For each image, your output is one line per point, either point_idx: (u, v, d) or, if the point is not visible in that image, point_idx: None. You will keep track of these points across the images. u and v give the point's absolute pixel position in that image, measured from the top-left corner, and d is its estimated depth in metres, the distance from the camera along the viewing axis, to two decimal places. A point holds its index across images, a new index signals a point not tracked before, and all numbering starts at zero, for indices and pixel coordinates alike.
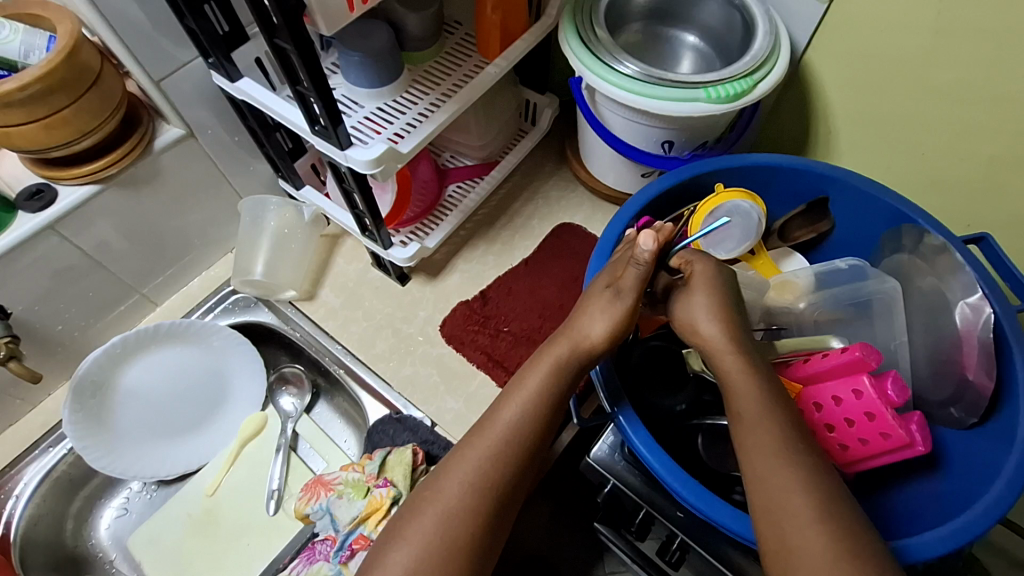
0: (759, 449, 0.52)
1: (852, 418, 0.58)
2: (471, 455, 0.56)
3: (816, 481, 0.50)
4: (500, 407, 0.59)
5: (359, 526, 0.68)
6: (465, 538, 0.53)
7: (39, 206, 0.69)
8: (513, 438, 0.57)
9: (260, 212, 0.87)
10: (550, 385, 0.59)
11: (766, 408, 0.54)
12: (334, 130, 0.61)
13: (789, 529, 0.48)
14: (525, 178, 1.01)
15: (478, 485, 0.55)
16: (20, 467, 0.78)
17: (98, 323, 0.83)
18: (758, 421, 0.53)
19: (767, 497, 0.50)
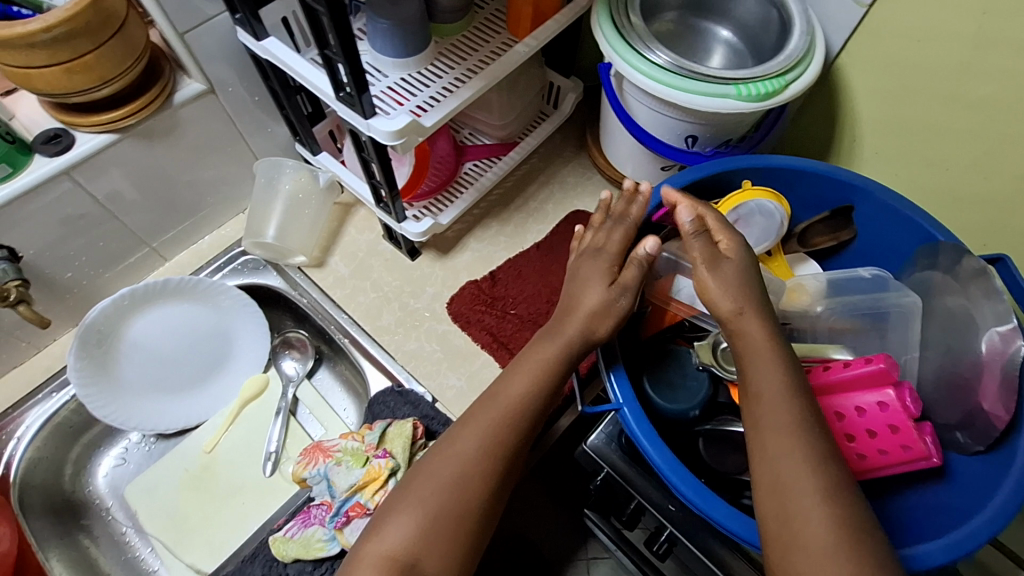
0: (776, 440, 0.51)
1: (875, 429, 0.59)
2: (482, 421, 0.57)
3: (833, 472, 0.49)
4: (511, 377, 0.60)
5: (354, 492, 0.68)
6: (472, 503, 0.54)
7: (56, 150, 0.69)
8: (523, 406, 0.58)
9: (275, 174, 0.87)
10: (563, 357, 0.60)
11: (782, 389, 0.53)
12: (359, 99, 0.60)
13: (796, 525, 0.48)
14: (543, 162, 1.00)
15: (489, 449, 0.56)
16: (23, 409, 0.79)
17: (107, 272, 0.83)
18: (769, 398, 0.53)
19: (773, 486, 0.50)
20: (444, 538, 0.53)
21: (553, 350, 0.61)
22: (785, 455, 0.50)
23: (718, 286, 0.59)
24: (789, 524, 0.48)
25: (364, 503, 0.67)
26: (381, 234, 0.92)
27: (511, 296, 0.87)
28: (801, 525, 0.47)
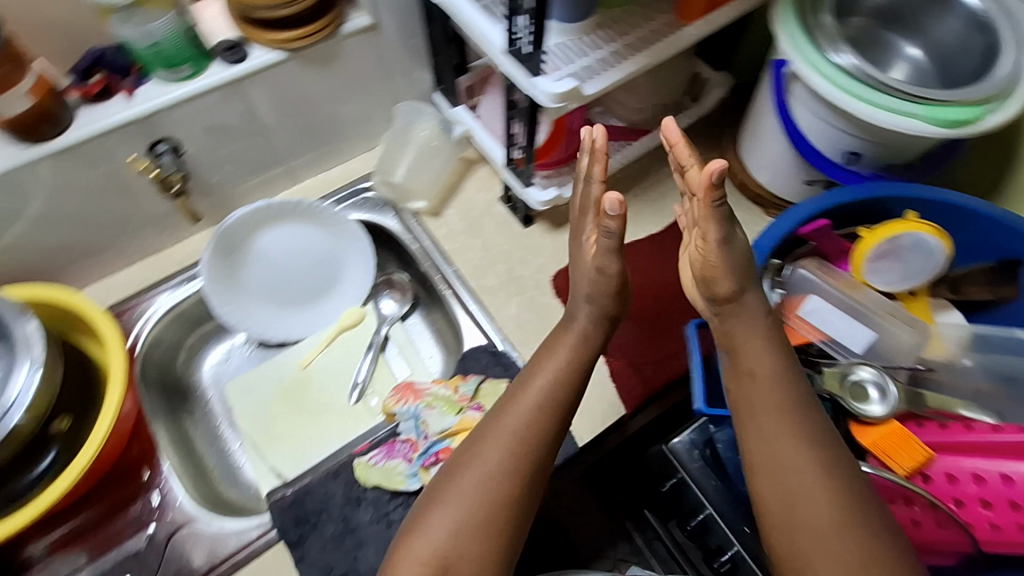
0: (771, 423, 0.52)
1: (1016, 501, 0.58)
2: (511, 421, 0.59)
3: (831, 460, 0.50)
4: (532, 380, 0.62)
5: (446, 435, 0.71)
6: (504, 500, 0.55)
7: (234, 59, 0.72)
8: (547, 406, 0.60)
9: (413, 119, 0.90)
10: (578, 364, 0.63)
11: (782, 380, 0.54)
12: (534, 57, 0.60)
13: (805, 515, 0.48)
14: (671, 154, 0.97)
15: (521, 442, 0.57)
16: (153, 293, 0.84)
17: (246, 184, 0.88)
18: (756, 382, 0.54)
19: (766, 460, 0.51)
20: (487, 532, 0.54)
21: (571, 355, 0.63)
22: (788, 442, 0.51)
23: (722, 266, 0.55)
24: (797, 516, 0.49)
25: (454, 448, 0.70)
26: (498, 196, 0.93)
27: None
28: (803, 508, 0.49)
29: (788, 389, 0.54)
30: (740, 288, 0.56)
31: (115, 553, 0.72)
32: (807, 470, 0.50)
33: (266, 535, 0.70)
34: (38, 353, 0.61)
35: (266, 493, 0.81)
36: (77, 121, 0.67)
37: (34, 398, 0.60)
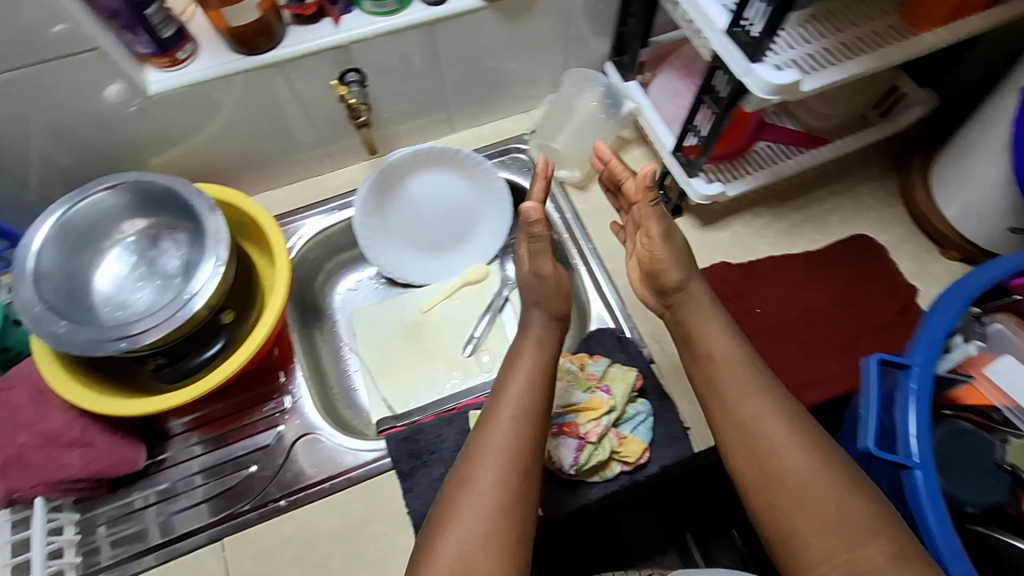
0: (745, 400, 0.59)
1: None
2: (498, 436, 0.58)
3: (802, 426, 0.57)
4: (517, 373, 0.63)
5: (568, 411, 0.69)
6: (515, 507, 0.55)
7: (435, 0, 0.72)
8: (540, 394, 0.62)
9: (582, 87, 0.88)
10: (545, 356, 0.65)
11: (742, 361, 0.62)
12: (761, 41, 0.56)
13: (787, 478, 0.54)
14: (843, 170, 0.90)
15: (524, 427, 0.59)
16: (307, 213, 0.89)
17: (408, 125, 0.90)
18: (727, 363, 0.62)
19: (743, 432, 0.58)
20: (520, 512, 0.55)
21: (544, 343, 0.67)
22: (764, 412, 0.58)
23: (667, 257, 0.68)
24: (776, 472, 0.55)
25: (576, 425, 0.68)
26: (649, 180, 0.90)
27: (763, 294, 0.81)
28: (779, 469, 0.55)
29: (743, 364, 0.62)
30: (684, 278, 0.68)
31: (242, 444, 0.76)
32: (779, 433, 0.57)
33: (380, 460, 0.74)
34: (224, 249, 0.67)
35: (376, 422, 0.85)
36: (289, 39, 0.69)
37: (217, 289, 0.65)
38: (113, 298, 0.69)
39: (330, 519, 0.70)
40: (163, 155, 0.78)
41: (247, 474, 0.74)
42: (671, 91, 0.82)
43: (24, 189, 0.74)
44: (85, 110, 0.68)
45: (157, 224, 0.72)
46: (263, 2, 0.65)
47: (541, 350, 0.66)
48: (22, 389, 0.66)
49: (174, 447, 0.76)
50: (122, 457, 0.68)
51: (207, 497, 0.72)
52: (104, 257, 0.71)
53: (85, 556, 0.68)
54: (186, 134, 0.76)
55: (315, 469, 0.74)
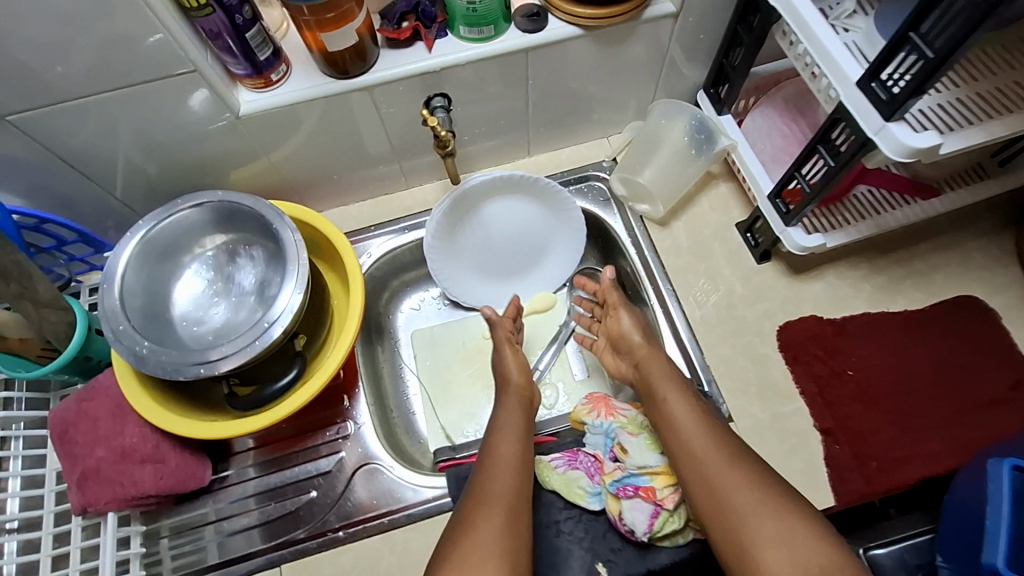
0: (698, 445, 0.60)
1: None
2: (494, 488, 0.60)
3: (766, 476, 0.56)
4: (502, 432, 0.66)
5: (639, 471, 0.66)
6: (508, 551, 0.55)
7: (532, 27, 0.68)
8: (521, 446, 0.65)
9: (674, 117, 0.80)
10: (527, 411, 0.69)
11: (689, 405, 0.64)
12: (904, 102, 0.50)
13: (749, 527, 0.53)
14: (953, 222, 0.82)
15: (514, 476, 0.61)
16: (378, 231, 0.88)
17: (485, 147, 0.87)
18: (677, 410, 0.63)
19: (701, 482, 0.58)
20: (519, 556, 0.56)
21: (513, 401, 0.70)
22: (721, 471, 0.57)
23: (627, 329, 0.73)
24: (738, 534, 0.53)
25: (648, 488, 0.65)
26: (735, 220, 0.84)
27: (856, 355, 0.76)
28: (739, 519, 0.54)
29: (691, 410, 0.63)
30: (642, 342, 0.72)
31: (305, 467, 0.75)
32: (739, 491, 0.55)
33: (441, 499, 0.72)
34: (304, 272, 0.66)
35: (435, 451, 0.83)
36: (379, 63, 0.67)
37: (295, 314, 0.65)
38: (191, 315, 0.69)
39: (387, 555, 0.69)
40: (242, 170, 0.77)
41: (308, 499, 0.73)
42: (766, 128, 0.79)
43: (107, 199, 0.74)
44: (170, 126, 0.67)
45: (236, 240, 0.72)
46: (363, 28, 0.63)
47: (518, 403, 0.70)
48: (103, 401, 0.66)
49: (237, 464, 0.75)
50: (191, 473, 0.69)
51: (257, 523, 0.72)
52: (183, 271, 0.70)
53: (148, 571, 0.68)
54: (267, 151, 0.75)
55: (375, 502, 0.73)
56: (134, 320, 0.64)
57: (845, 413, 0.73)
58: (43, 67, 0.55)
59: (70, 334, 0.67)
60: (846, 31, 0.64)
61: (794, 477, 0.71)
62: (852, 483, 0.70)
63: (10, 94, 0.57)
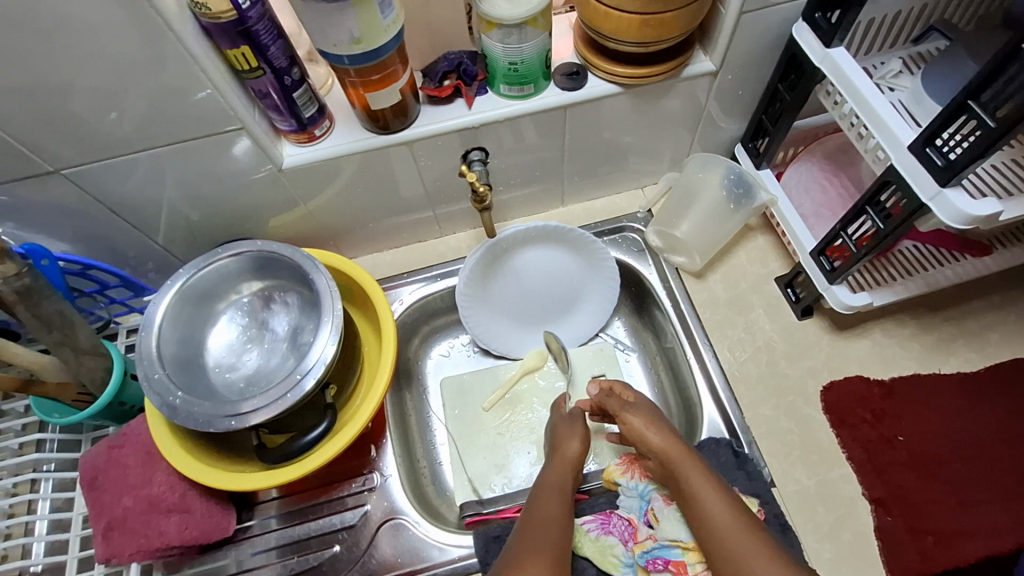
0: (733, 537, 0.54)
1: None
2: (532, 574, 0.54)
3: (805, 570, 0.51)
4: (544, 497, 0.65)
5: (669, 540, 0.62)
6: None
7: (571, 84, 0.69)
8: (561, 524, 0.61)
9: (709, 171, 0.80)
10: (571, 481, 0.67)
11: (713, 487, 0.58)
12: (962, 169, 0.48)
13: None
14: (1008, 280, 0.79)
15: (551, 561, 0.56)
16: (411, 277, 0.88)
17: (519, 197, 0.87)
18: (703, 495, 0.58)
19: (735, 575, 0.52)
20: None
21: (559, 473, 0.67)
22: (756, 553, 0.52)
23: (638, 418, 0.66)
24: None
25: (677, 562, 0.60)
26: (774, 274, 0.82)
27: (906, 420, 0.72)
28: None
29: (720, 495, 0.58)
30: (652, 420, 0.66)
31: (329, 520, 0.73)
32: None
33: (467, 559, 0.70)
34: (338, 322, 0.66)
35: (461, 505, 0.80)
36: (420, 119, 0.69)
37: (328, 364, 0.64)
38: (223, 362, 0.69)
39: None
40: (281, 218, 0.78)
41: (331, 554, 0.71)
42: (806, 183, 0.78)
43: (150, 244, 0.75)
44: (215, 176, 0.68)
45: (271, 287, 0.72)
46: (406, 86, 0.64)
47: (562, 473, 0.67)
48: (132, 448, 0.66)
49: (260, 514, 0.74)
50: (217, 523, 0.67)
51: None
52: (218, 318, 0.71)
53: None
54: (306, 201, 0.76)
55: (398, 559, 0.71)
56: (168, 368, 0.64)
57: (897, 482, 0.68)
58: (99, 121, 0.57)
59: (106, 379, 0.68)
60: (893, 91, 0.63)
61: (847, 551, 0.66)
62: (909, 558, 0.65)
63: (66, 146, 0.59)
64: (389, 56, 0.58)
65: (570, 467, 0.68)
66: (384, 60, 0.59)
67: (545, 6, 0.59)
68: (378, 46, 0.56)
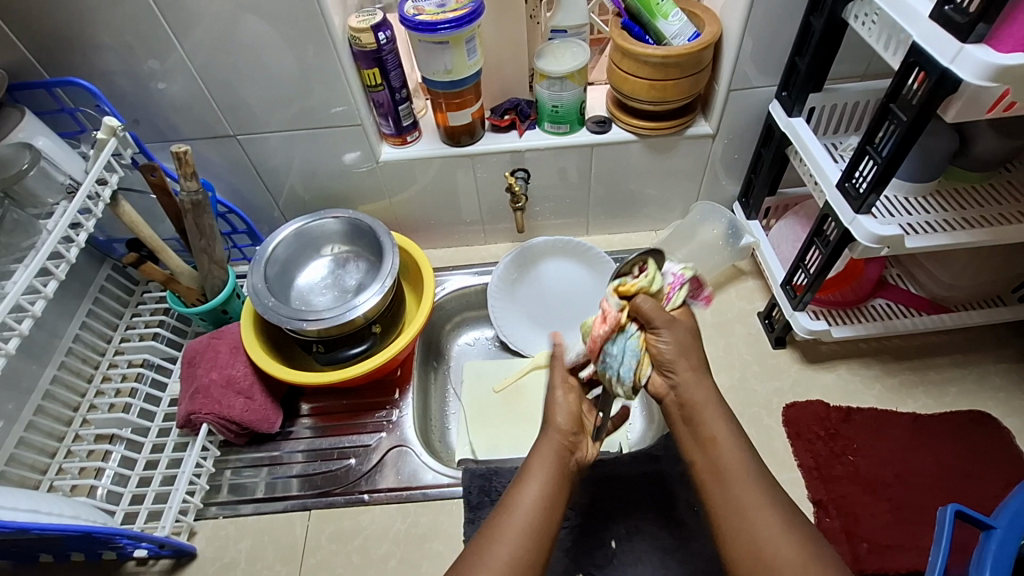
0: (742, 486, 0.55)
1: None
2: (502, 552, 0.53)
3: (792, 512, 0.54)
4: (526, 480, 0.58)
5: (614, 340, 0.55)
6: None
7: (599, 129, 0.91)
8: (548, 497, 0.57)
9: (708, 217, 0.98)
10: (559, 465, 0.60)
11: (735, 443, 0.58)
12: (866, 198, 0.64)
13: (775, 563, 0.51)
14: (969, 344, 0.88)
15: (532, 544, 0.54)
16: (456, 269, 1.09)
17: (552, 220, 1.07)
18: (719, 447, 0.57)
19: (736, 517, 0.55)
20: None
21: (552, 444, 0.61)
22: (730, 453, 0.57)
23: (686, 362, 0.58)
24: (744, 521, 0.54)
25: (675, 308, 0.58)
26: (757, 310, 0.96)
27: (856, 442, 0.81)
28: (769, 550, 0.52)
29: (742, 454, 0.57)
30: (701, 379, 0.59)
31: (352, 439, 0.89)
32: (762, 512, 0.54)
33: (453, 487, 0.83)
34: (390, 280, 0.85)
35: (459, 460, 0.92)
36: (484, 140, 0.93)
37: (370, 308, 0.83)
38: (304, 293, 0.91)
39: (398, 523, 0.81)
40: (368, 205, 1.03)
41: (346, 464, 0.87)
42: (787, 233, 0.93)
43: (272, 206, 1.02)
44: (331, 162, 0.94)
45: (350, 251, 0.95)
46: (475, 114, 0.88)
47: (559, 447, 0.61)
48: (225, 340, 0.88)
49: (299, 424, 0.91)
50: (268, 417, 0.87)
51: (297, 474, 0.86)
52: (311, 263, 0.94)
53: (210, 489, 0.85)
54: (390, 195, 1.01)
55: (400, 480, 0.85)
56: (267, 282, 0.87)
57: (840, 491, 0.77)
58: (269, 109, 0.85)
59: (220, 289, 0.91)
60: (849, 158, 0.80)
61: None
62: (843, 556, 0.72)
63: (242, 122, 0.86)
64: (466, 87, 0.84)
65: (563, 440, 0.61)
66: (463, 90, 0.84)
67: (580, 66, 0.84)
68: (461, 77, 0.82)
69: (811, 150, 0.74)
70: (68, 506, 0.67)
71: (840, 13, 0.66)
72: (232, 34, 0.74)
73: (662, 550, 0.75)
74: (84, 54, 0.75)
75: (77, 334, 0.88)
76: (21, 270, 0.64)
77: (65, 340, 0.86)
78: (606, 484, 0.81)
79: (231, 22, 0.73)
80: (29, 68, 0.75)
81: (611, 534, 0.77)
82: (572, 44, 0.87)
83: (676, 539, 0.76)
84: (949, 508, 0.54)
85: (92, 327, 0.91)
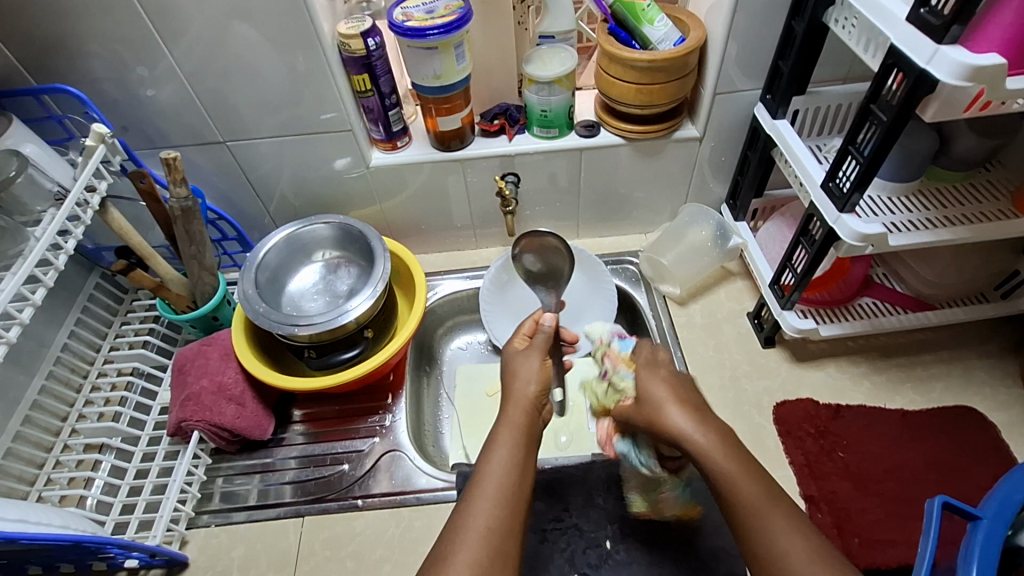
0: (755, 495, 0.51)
1: None
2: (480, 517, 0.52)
3: None
4: (494, 448, 0.58)
5: (622, 440, 0.70)
6: None
7: (588, 134, 0.92)
8: (520, 459, 0.57)
9: (699, 218, 0.99)
10: (524, 428, 0.60)
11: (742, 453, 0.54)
12: (849, 197, 0.65)
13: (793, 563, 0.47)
14: (954, 340, 0.90)
15: (508, 509, 0.53)
16: (448, 274, 1.09)
17: (543, 223, 1.08)
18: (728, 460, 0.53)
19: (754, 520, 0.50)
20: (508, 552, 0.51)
21: (516, 406, 0.62)
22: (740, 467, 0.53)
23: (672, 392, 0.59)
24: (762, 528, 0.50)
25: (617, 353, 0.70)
26: (746, 310, 0.97)
27: (845, 439, 0.82)
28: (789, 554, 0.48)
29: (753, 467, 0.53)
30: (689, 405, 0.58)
31: (344, 444, 0.89)
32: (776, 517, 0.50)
33: (448, 490, 0.83)
34: (381, 284, 0.85)
35: (452, 464, 0.92)
36: (473, 144, 0.93)
37: (361, 313, 0.83)
38: (295, 298, 0.91)
39: (392, 528, 0.81)
40: (359, 211, 1.03)
41: (339, 469, 0.87)
42: (774, 234, 0.94)
43: (263, 212, 1.02)
44: (322, 168, 0.94)
45: (342, 257, 0.95)
46: (464, 119, 0.89)
47: (520, 406, 0.62)
48: (216, 347, 0.87)
49: (292, 430, 0.91)
50: (259, 423, 0.86)
51: (288, 480, 0.86)
52: (302, 268, 0.94)
53: (202, 497, 0.84)
54: (381, 200, 1.01)
55: (393, 485, 0.85)
56: (257, 287, 0.87)
57: (830, 487, 0.78)
58: (259, 116, 0.85)
59: (210, 296, 0.90)
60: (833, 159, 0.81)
61: None
62: None
63: (232, 129, 0.86)
64: (456, 92, 0.85)
65: (521, 402, 0.62)
66: (452, 95, 0.85)
67: (568, 71, 0.85)
68: (451, 83, 0.83)
69: (795, 151, 0.75)
70: (57, 516, 0.66)
71: (821, 17, 0.67)
72: (222, 41, 0.75)
73: (655, 550, 0.75)
74: (73, 63, 0.75)
75: (65, 342, 0.87)
76: (8, 277, 0.63)
77: (53, 349, 0.86)
78: (599, 484, 0.81)
79: (221, 29, 0.73)
80: (16, 75, 0.75)
81: (605, 535, 0.77)
82: (559, 49, 0.88)
83: (669, 538, 0.76)
84: (937, 500, 0.54)
85: (81, 336, 0.90)
